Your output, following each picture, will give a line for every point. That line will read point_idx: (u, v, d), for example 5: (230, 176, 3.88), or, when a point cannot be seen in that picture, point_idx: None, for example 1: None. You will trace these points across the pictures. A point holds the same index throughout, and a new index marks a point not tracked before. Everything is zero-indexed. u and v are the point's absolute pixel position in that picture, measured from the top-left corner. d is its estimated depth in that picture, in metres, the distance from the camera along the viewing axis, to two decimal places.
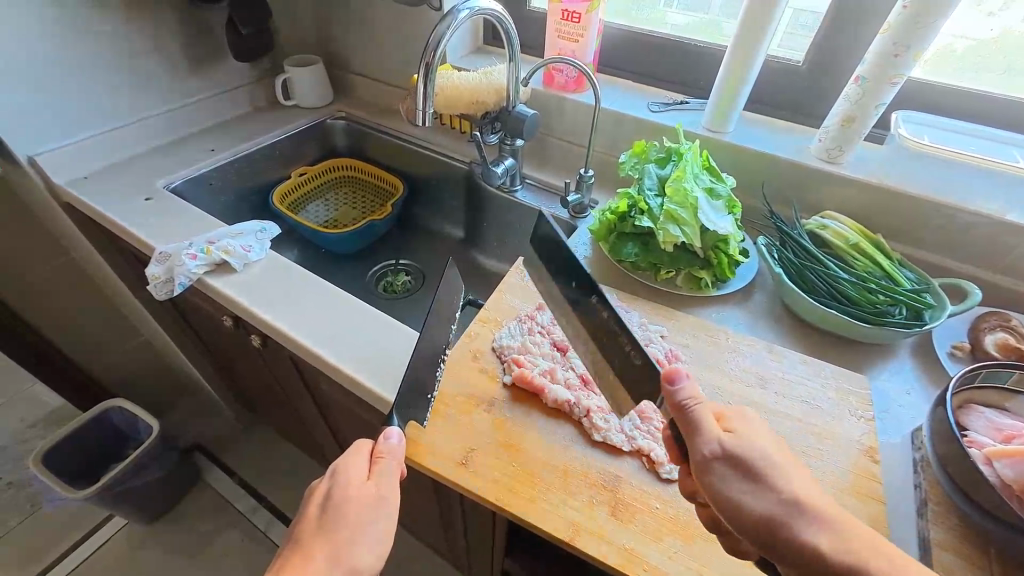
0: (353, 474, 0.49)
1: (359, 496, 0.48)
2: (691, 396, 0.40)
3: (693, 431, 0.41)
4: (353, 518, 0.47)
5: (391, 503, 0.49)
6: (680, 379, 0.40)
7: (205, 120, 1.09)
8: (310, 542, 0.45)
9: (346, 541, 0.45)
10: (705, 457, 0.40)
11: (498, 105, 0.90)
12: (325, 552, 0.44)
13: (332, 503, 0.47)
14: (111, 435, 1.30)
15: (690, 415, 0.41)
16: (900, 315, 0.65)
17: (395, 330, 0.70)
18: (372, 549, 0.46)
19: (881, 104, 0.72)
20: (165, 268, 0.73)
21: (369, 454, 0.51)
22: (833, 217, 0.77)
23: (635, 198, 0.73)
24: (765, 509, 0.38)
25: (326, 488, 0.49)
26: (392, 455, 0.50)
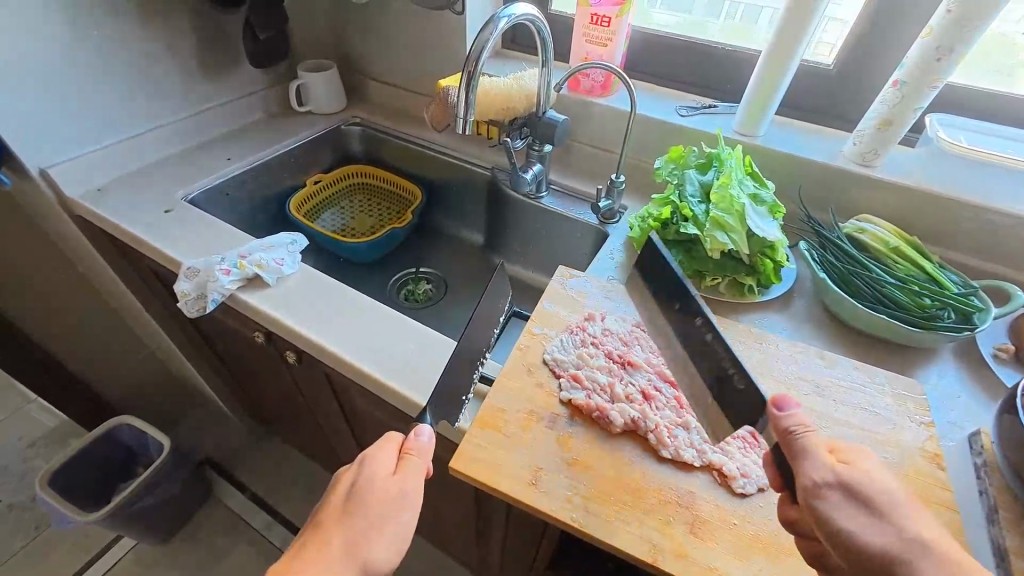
0: (380, 465, 0.51)
1: (383, 487, 0.50)
2: (800, 423, 0.40)
3: (801, 457, 0.40)
4: (374, 508, 0.48)
5: (411, 499, 0.50)
6: (787, 406, 0.41)
7: (219, 127, 1.06)
8: (332, 523, 0.48)
9: (364, 529, 0.47)
10: (816, 480, 0.39)
11: (527, 110, 0.88)
12: (342, 537, 0.46)
13: (358, 491, 0.49)
14: (119, 453, 1.26)
15: (797, 443, 0.41)
16: (950, 318, 0.65)
17: (432, 338, 0.67)
18: (390, 543, 0.47)
19: (920, 107, 0.72)
20: (195, 285, 0.70)
21: (397, 449, 0.53)
22: (870, 220, 0.77)
23: (678, 204, 0.72)
24: (880, 541, 0.37)
25: (353, 475, 0.51)
26: (419, 453, 0.52)
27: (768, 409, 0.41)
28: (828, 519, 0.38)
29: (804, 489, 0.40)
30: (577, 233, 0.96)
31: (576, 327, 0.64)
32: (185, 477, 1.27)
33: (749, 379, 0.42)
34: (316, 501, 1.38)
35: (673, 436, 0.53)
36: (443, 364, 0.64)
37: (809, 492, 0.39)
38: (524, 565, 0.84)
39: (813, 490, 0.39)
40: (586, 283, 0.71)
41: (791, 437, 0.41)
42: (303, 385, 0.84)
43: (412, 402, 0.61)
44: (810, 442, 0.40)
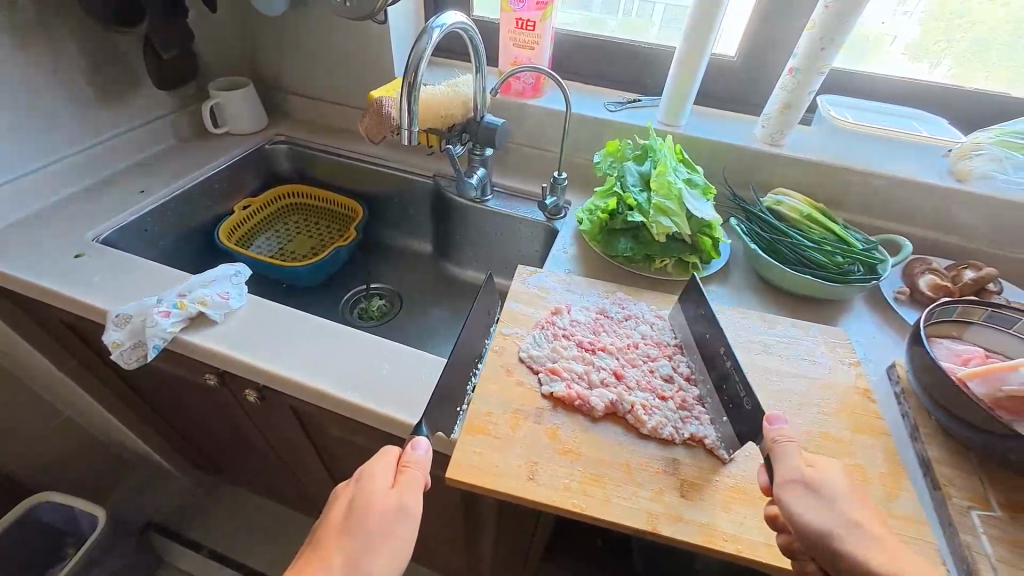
0: (377, 481, 0.49)
1: (382, 503, 0.48)
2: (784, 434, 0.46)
3: (781, 459, 0.46)
4: (374, 523, 0.47)
5: (412, 511, 0.49)
6: (776, 419, 0.47)
7: (125, 158, 0.96)
8: (330, 541, 0.47)
9: (365, 545, 0.46)
10: (787, 478, 0.45)
11: (465, 117, 0.89)
12: (343, 555, 0.45)
13: (356, 510, 0.48)
14: (43, 536, 1.10)
15: (778, 448, 0.46)
16: (859, 271, 0.75)
17: (405, 354, 0.66)
18: (392, 555, 0.46)
19: (812, 91, 0.82)
20: (129, 333, 0.64)
21: (393, 463, 0.51)
22: (784, 193, 0.86)
23: (622, 194, 0.77)
24: (821, 527, 0.43)
25: (350, 494, 0.49)
26: (417, 466, 0.51)
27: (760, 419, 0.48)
28: (790, 511, 0.44)
29: (775, 483, 0.45)
30: (527, 233, 0.99)
31: (546, 322, 0.66)
32: (133, 548, 1.15)
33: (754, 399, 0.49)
34: (284, 544, 1.29)
35: (652, 414, 0.56)
36: (421, 379, 0.63)
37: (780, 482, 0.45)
38: (517, 560, 0.86)
39: (780, 485, 0.45)
40: (546, 279, 0.74)
41: (775, 444, 0.47)
42: (263, 423, 0.79)
43: (398, 421, 0.59)
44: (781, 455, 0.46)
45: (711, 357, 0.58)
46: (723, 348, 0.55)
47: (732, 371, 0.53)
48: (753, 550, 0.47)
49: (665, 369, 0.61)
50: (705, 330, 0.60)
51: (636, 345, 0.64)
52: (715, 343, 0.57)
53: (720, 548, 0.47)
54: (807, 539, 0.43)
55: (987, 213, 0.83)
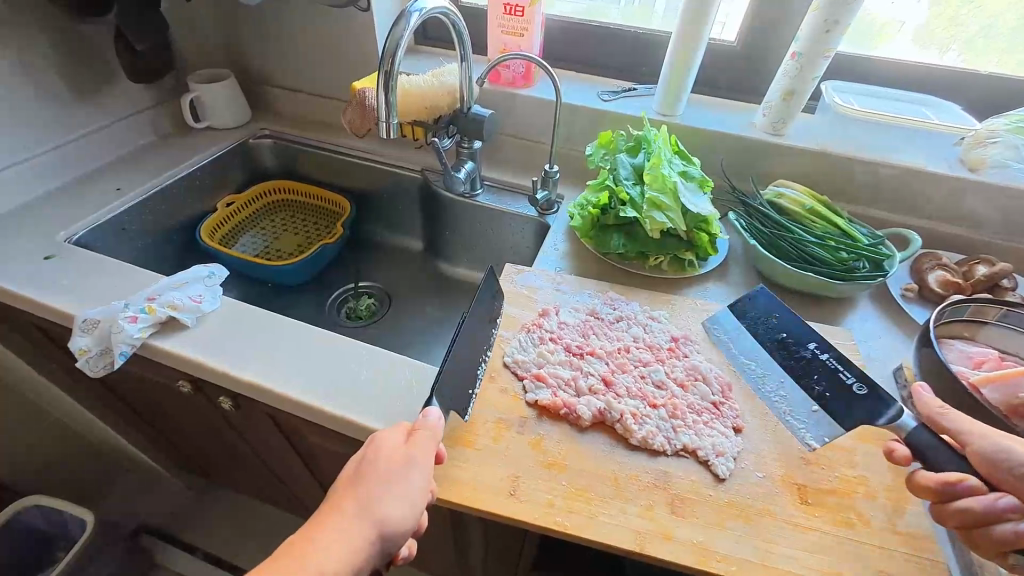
0: (387, 438, 0.46)
1: (391, 458, 0.45)
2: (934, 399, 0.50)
3: (946, 417, 0.48)
4: (383, 476, 0.44)
5: (422, 471, 0.46)
6: (925, 390, 0.52)
7: (101, 155, 0.93)
8: (341, 492, 0.44)
9: (377, 494, 0.44)
10: (969, 428, 0.47)
11: (451, 108, 0.85)
12: (353, 501, 0.43)
13: (367, 461, 0.45)
14: (33, 540, 1.08)
15: (937, 413, 0.49)
16: (865, 268, 0.71)
17: (386, 359, 0.63)
18: (403, 507, 0.44)
19: (816, 77, 0.78)
20: (97, 338, 0.61)
21: (404, 426, 0.48)
22: (785, 185, 0.82)
23: (614, 188, 0.73)
24: None
25: (360, 451, 0.47)
26: (430, 430, 0.47)
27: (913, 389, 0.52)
28: (998, 449, 0.44)
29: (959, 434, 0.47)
30: (518, 229, 0.95)
31: (532, 325, 0.63)
32: (122, 553, 1.13)
33: (870, 381, 0.52)
34: (279, 545, 1.27)
35: (642, 423, 0.53)
36: (400, 386, 0.60)
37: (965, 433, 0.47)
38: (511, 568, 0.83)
39: (973, 432, 0.46)
40: (535, 278, 0.71)
41: (933, 409, 0.49)
42: (244, 429, 0.76)
43: (375, 431, 0.56)
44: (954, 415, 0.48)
45: (793, 359, 0.58)
46: (818, 350, 0.56)
47: (835, 368, 0.54)
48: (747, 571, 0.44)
49: (657, 375, 0.57)
50: (781, 339, 0.60)
51: (627, 347, 0.61)
52: (801, 346, 0.58)
53: (711, 568, 0.44)
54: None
55: (1002, 203, 0.78)
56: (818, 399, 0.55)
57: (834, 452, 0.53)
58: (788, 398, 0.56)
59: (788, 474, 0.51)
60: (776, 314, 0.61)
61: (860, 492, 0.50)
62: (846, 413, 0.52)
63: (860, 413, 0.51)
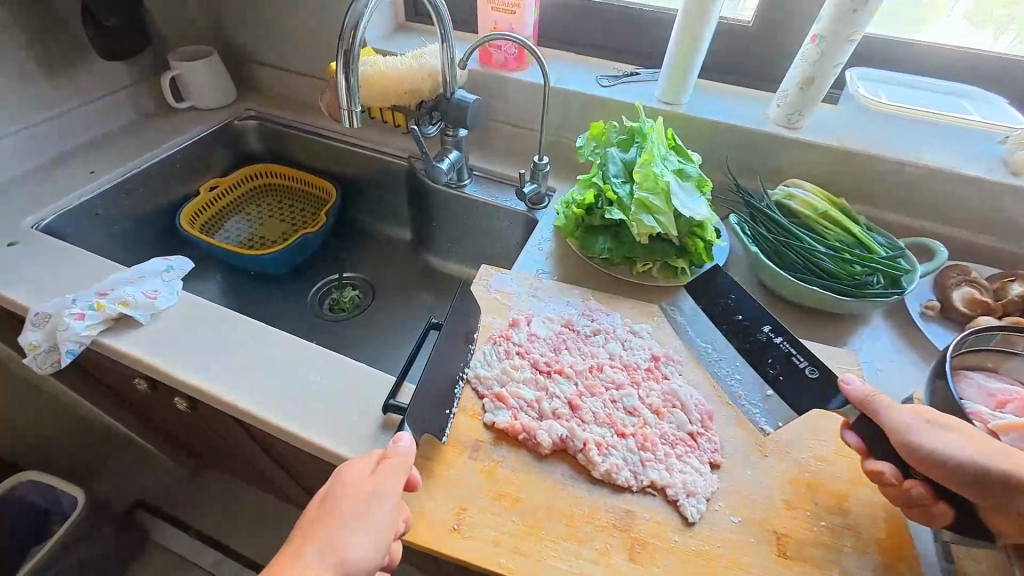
0: (353, 470, 0.43)
1: (357, 491, 0.42)
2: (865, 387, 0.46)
3: (880, 413, 0.45)
4: (347, 510, 0.41)
5: (391, 503, 0.42)
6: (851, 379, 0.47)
7: (79, 136, 0.90)
8: (302, 532, 0.40)
9: (339, 532, 0.40)
10: (900, 426, 0.43)
11: (433, 92, 0.79)
12: (317, 541, 0.39)
13: (334, 492, 0.42)
14: (28, 514, 1.11)
15: (873, 406, 0.45)
16: (879, 283, 0.64)
17: (343, 366, 0.59)
18: (368, 543, 0.40)
19: (839, 64, 0.69)
20: (45, 334, 0.59)
21: (374, 454, 0.45)
22: (797, 185, 0.74)
23: (601, 187, 0.67)
24: (967, 457, 0.40)
25: (326, 485, 0.43)
26: (401, 458, 0.44)
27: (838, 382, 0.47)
28: (923, 453, 0.42)
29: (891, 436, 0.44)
30: (506, 223, 0.90)
31: (500, 336, 0.58)
32: (113, 531, 1.14)
33: (818, 363, 0.50)
34: (268, 529, 1.27)
35: (606, 455, 0.48)
36: (354, 397, 0.56)
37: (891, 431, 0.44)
38: None
39: (901, 433, 0.43)
40: (511, 282, 0.65)
41: (866, 401, 0.46)
42: (210, 426, 0.74)
43: (322, 447, 0.52)
44: (883, 406, 0.45)
45: (747, 342, 0.56)
46: (773, 333, 0.54)
47: (789, 352, 0.53)
48: None
49: (629, 400, 0.52)
50: (735, 322, 0.58)
51: (600, 364, 0.56)
52: (755, 328, 0.56)
53: None
54: (954, 470, 0.40)
55: None
56: (771, 382, 0.53)
57: (822, 496, 0.47)
58: (743, 380, 0.55)
59: (767, 520, 0.45)
60: (733, 294, 0.59)
61: (848, 545, 0.45)
62: (797, 397, 0.51)
63: (811, 398, 0.50)
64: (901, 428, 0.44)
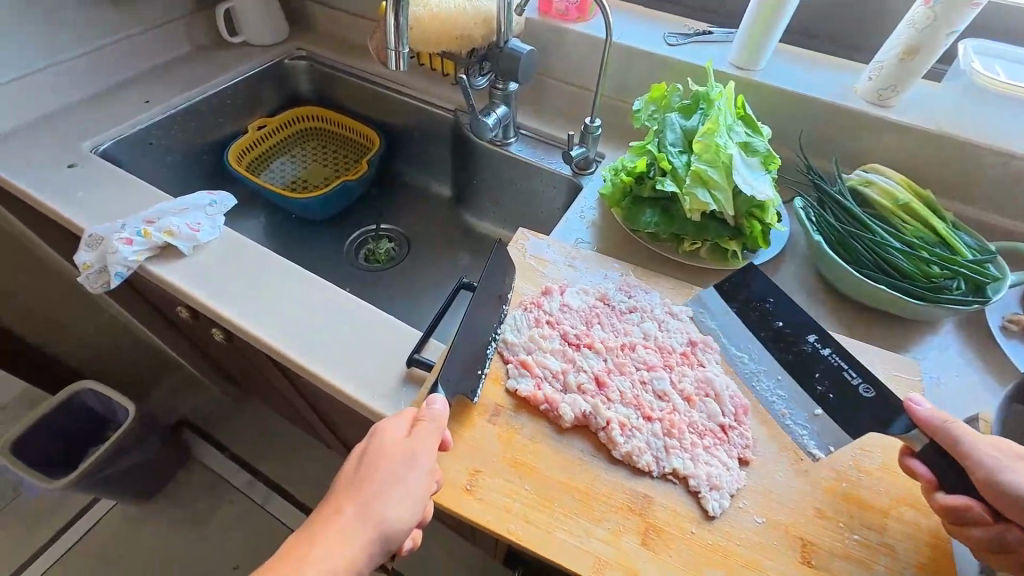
0: (389, 433, 0.44)
1: (393, 454, 0.42)
2: (941, 414, 0.42)
3: (963, 445, 0.41)
4: (384, 473, 0.42)
5: (426, 468, 0.42)
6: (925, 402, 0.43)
7: (137, 64, 0.91)
8: (343, 491, 0.42)
9: (378, 494, 0.41)
10: (988, 460, 0.39)
11: (486, 40, 0.74)
12: (354, 500, 0.41)
13: (369, 455, 0.43)
14: (85, 419, 1.22)
15: (953, 437, 0.41)
16: (959, 289, 0.57)
17: (371, 317, 0.59)
18: (405, 504, 0.41)
19: (954, 31, 0.60)
20: (97, 256, 0.61)
21: (408, 416, 0.45)
22: (878, 170, 0.66)
23: (656, 155, 0.62)
24: None
25: (363, 446, 0.44)
26: (434, 422, 0.44)
27: (911, 406, 0.43)
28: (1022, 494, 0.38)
29: (980, 471, 0.39)
30: (549, 187, 0.86)
31: (531, 303, 0.56)
32: (158, 445, 1.24)
33: (878, 384, 0.47)
34: (294, 459, 1.35)
35: (629, 437, 0.46)
36: (379, 348, 0.57)
37: (978, 464, 0.40)
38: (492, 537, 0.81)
39: (992, 470, 0.39)
40: (547, 249, 0.62)
41: (944, 429, 0.42)
42: (245, 358, 0.77)
43: (345, 392, 0.53)
44: (966, 435, 0.41)
45: (790, 352, 0.52)
46: (820, 344, 0.50)
47: (840, 367, 0.49)
48: None
49: (660, 383, 0.50)
50: (776, 329, 0.53)
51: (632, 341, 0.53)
52: (799, 340, 0.52)
53: None
54: None
55: None
56: (820, 401, 0.49)
57: (858, 509, 0.44)
58: (784, 398, 0.50)
59: (794, 525, 0.43)
60: (771, 300, 0.54)
61: (880, 563, 0.42)
62: (850, 419, 0.47)
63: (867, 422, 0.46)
64: (986, 462, 0.40)
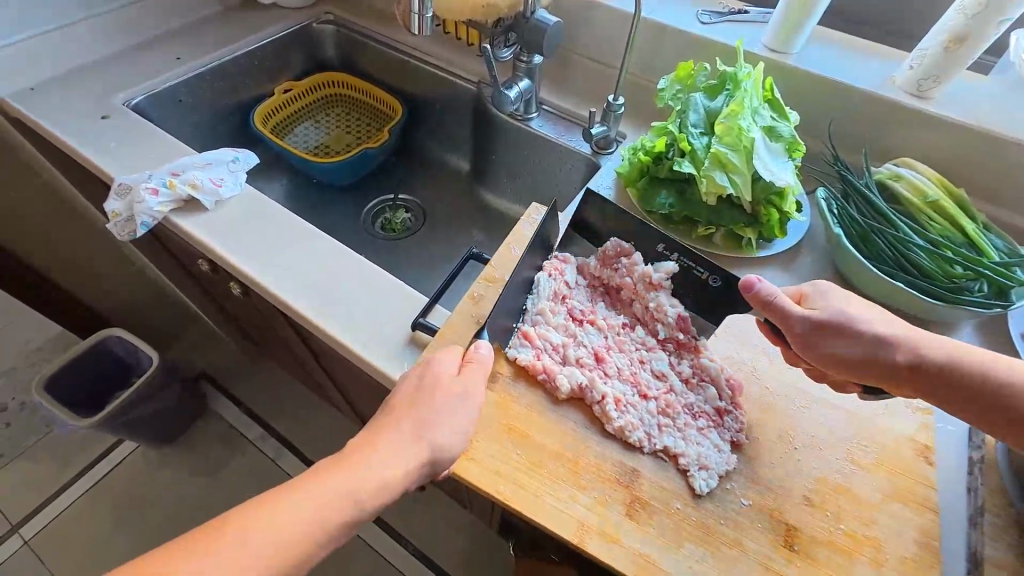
0: (443, 365, 0.46)
1: (448, 385, 0.45)
2: (766, 292, 0.46)
3: (780, 318, 0.46)
4: (440, 399, 0.44)
5: (475, 401, 0.45)
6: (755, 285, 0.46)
7: (169, 21, 0.93)
8: (401, 408, 0.44)
9: (433, 417, 0.43)
10: (802, 330, 0.46)
11: (513, 11, 0.74)
12: (410, 421, 0.43)
13: (426, 383, 0.45)
14: (112, 364, 1.28)
15: (775, 312, 0.46)
16: (981, 291, 0.55)
17: (380, 281, 0.60)
18: (455, 433, 0.43)
19: (1006, 20, 0.57)
20: (125, 204, 0.64)
21: (458, 354, 0.48)
22: (910, 166, 0.64)
23: (676, 136, 0.60)
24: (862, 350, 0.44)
25: (415, 376, 0.46)
26: (481, 364, 0.47)
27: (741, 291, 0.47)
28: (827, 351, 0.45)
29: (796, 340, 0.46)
30: (567, 165, 0.85)
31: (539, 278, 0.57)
32: (178, 394, 1.29)
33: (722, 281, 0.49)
34: (305, 419, 1.39)
35: (623, 413, 0.47)
36: (385, 310, 0.58)
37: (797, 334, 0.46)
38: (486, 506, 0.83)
39: (806, 337, 0.46)
40: None
41: (767, 307, 0.46)
42: (261, 314, 0.79)
43: (351, 350, 0.55)
44: (785, 308, 0.46)
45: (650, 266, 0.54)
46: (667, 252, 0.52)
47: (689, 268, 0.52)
48: None
49: (660, 365, 0.51)
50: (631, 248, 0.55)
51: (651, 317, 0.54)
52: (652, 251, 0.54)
53: None
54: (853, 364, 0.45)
55: None
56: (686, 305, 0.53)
57: (848, 502, 0.44)
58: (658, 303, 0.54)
59: (780, 510, 0.43)
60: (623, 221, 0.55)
61: (864, 554, 0.42)
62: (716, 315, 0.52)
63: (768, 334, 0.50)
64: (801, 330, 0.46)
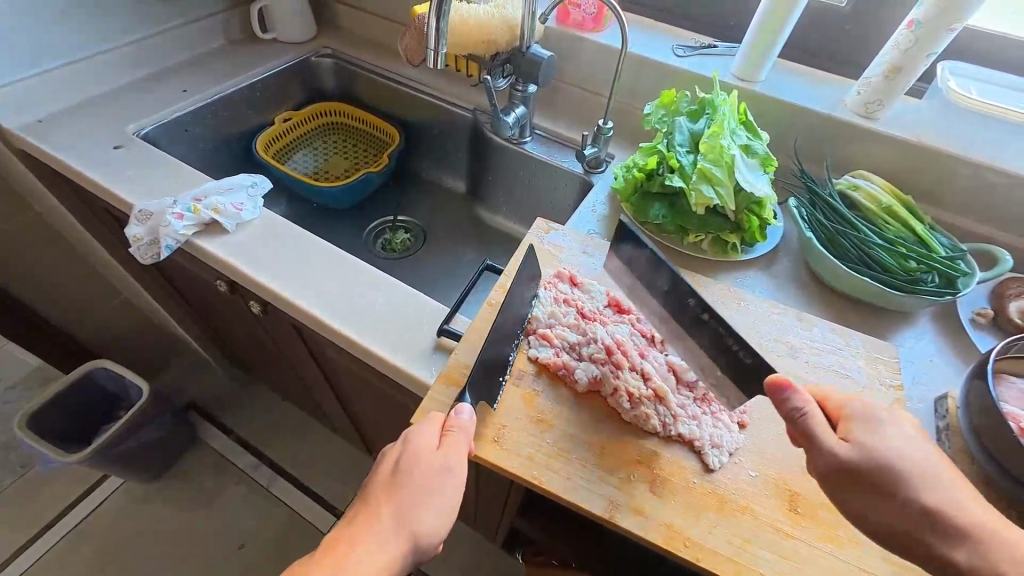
0: (421, 441, 0.47)
1: (427, 463, 0.46)
2: (795, 409, 0.44)
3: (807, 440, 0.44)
4: (419, 481, 0.45)
5: (459, 477, 0.46)
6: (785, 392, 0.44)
7: (174, 56, 0.97)
8: (380, 495, 0.45)
9: (412, 505, 0.44)
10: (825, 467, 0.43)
11: (510, 45, 0.81)
12: (389, 509, 0.44)
13: (403, 465, 0.46)
14: (98, 396, 1.25)
15: (803, 427, 0.44)
16: (933, 282, 0.64)
17: (396, 291, 0.64)
18: (441, 516, 0.45)
19: (932, 54, 0.67)
20: (148, 229, 0.67)
21: (438, 422, 0.49)
22: (865, 177, 0.73)
23: (665, 154, 0.68)
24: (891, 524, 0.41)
25: (397, 451, 0.47)
26: (462, 430, 0.47)
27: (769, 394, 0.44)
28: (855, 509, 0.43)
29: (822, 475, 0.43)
30: (562, 183, 0.91)
31: (549, 283, 0.62)
32: (170, 422, 1.27)
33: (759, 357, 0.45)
34: (299, 444, 1.37)
35: (635, 401, 0.52)
36: (408, 318, 0.62)
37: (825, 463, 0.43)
38: (495, 514, 0.84)
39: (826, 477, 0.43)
40: (564, 237, 0.67)
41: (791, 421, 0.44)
42: (273, 334, 0.81)
43: (379, 355, 0.58)
44: (817, 428, 0.43)
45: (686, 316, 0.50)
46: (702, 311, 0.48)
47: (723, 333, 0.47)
48: (714, 562, 0.44)
49: (655, 381, 0.53)
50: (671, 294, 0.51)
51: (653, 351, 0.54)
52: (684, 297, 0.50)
53: (677, 551, 0.44)
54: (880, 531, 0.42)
55: None
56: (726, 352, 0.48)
57: None
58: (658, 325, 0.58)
59: (782, 477, 0.49)
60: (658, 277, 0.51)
61: None
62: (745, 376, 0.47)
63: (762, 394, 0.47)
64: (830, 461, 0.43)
